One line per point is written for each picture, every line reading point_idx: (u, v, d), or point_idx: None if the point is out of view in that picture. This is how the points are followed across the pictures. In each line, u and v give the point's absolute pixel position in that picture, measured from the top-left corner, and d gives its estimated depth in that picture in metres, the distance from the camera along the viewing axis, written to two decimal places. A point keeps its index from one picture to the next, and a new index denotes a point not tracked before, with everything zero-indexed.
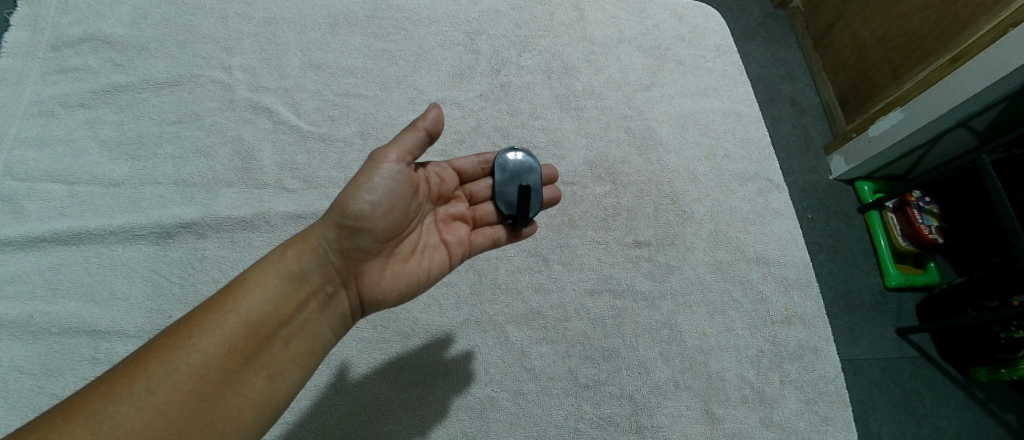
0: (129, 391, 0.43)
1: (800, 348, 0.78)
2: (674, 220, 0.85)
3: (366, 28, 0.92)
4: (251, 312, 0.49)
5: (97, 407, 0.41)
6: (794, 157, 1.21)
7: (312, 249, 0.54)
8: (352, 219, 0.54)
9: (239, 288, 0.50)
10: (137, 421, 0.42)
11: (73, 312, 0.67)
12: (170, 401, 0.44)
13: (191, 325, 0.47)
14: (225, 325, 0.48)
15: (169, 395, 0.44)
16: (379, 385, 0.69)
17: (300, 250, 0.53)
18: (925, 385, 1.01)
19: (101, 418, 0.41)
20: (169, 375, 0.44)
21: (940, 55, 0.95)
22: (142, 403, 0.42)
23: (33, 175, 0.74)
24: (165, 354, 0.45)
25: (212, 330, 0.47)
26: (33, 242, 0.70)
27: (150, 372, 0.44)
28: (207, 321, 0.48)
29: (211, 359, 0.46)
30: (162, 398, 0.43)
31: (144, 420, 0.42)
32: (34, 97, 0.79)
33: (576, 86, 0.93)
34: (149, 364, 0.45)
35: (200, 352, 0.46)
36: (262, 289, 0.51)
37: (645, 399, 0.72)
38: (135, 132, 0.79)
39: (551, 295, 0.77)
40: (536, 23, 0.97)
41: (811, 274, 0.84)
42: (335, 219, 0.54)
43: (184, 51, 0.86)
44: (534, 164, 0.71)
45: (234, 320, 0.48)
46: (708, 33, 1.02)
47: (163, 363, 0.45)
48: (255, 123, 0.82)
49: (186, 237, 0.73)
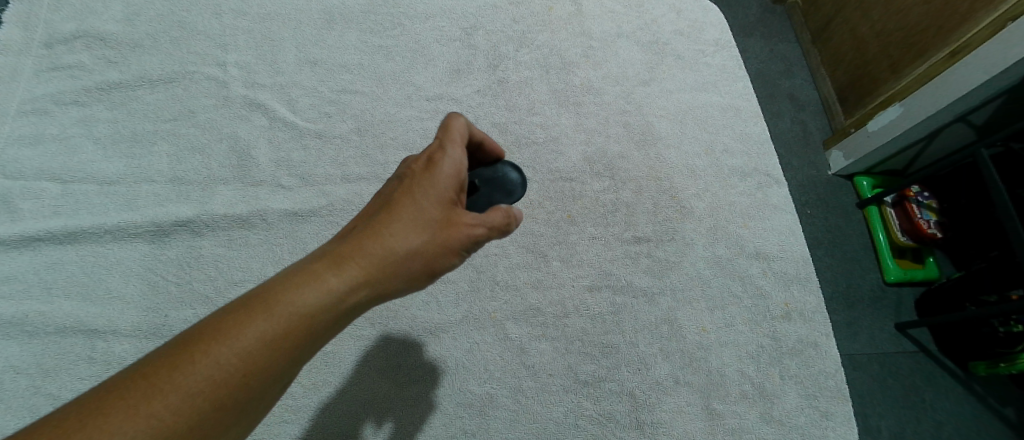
0: (150, 400, 0.35)
1: (800, 343, 0.78)
2: (673, 215, 0.84)
3: (362, 24, 0.91)
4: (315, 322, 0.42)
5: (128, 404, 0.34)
6: (793, 152, 1.21)
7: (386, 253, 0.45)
8: (440, 233, 0.47)
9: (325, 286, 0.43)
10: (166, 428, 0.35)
11: (69, 312, 0.67)
12: (198, 424, 0.36)
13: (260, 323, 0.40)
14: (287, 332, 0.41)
15: (193, 415, 0.35)
16: (379, 383, 0.69)
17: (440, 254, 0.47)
18: (924, 379, 1.01)
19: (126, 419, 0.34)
20: (198, 388, 0.36)
21: (940, 49, 0.94)
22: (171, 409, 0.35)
23: (26, 173, 0.74)
24: (192, 359, 0.37)
25: (260, 342, 0.39)
26: (28, 241, 0.70)
27: (177, 381, 0.36)
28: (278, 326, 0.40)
29: (250, 377, 0.38)
30: (187, 419, 0.35)
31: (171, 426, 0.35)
32: (27, 95, 0.78)
33: (575, 81, 0.92)
34: (178, 368, 0.36)
35: (237, 363, 0.38)
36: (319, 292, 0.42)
37: (646, 395, 0.72)
38: (129, 130, 0.79)
39: (550, 292, 0.77)
40: (534, 18, 0.96)
41: (811, 269, 0.83)
42: (419, 226, 0.46)
43: (179, 48, 0.85)
44: (519, 191, 0.58)
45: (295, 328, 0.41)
46: (707, 28, 1.01)
47: (193, 371, 0.36)
48: (251, 120, 0.82)
49: (182, 235, 0.73)
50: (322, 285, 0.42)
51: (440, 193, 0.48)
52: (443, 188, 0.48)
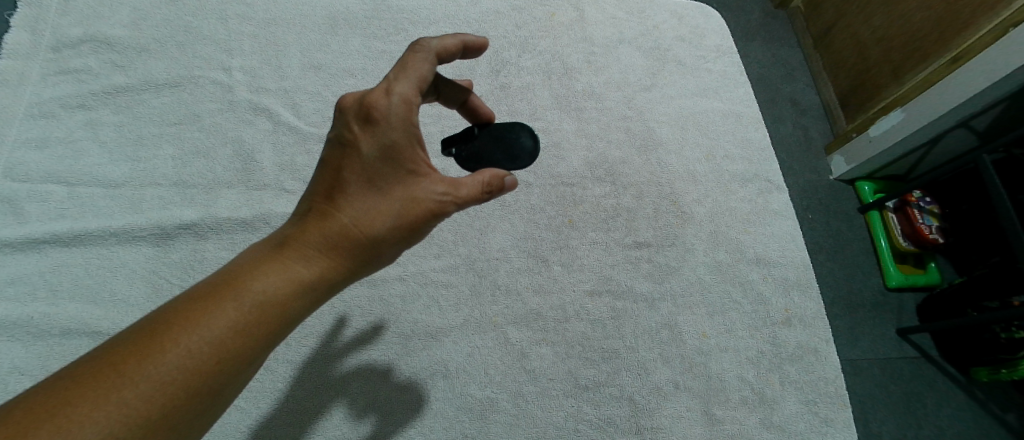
0: (117, 388, 0.35)
1: (800, 349, 0.78)
2: (674, 221, 0.85)
3: (366, 29, 0.92)
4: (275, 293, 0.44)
5: (96, 391, 0.34)
6: (795, 157, 1.21)
7: (349, 231, 0.46)
8: (404, 207, 0.47)
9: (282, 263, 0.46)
10: (138, 411, 0.35)
11: (73, 314, 0.67)
12: (175, 409, 0.37)
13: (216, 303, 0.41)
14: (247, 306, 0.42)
15: (164, 403, 0.36)
16: (381, 386, 0.69)
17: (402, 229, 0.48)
18: (924, 385, 1.01)
19: (99, 403, 0.34)
20: (171, 372, 0.37)
21: (942, 55, 0.94)
22: (143, 394, 0.35)
23: (33, 176, 0.74)
24: (155, 346, 0.37)
25: (226, 322, 0.40)
26: (34, 243, 0.70)
27: (146, 369, 0.36)
28: (235, 300, 0.42)
29: (221, 361, 0.39)
30: (162, 404, 0.36)
31: (144, 409, 0.35)
32: (34, 98, 0.79)
33: (576, 87, 0.93)
34: (147, 356, 0.37)
35: (206, 347, 0.39)
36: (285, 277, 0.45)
37: (646, 401, 0.72)
38: (135, 133, 0.79)
39: (551, 297, 0.77)
40: (536, 24, 0.97)
41: (811, 275, 0.84)
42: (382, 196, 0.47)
43: (184, 52, 0.86)
44: (529, 150, 0.63)
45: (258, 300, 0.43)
46: (709, 34, 1.02)
47: (161, 360, 0.37)
48: (255, 124, 0.82)
49: (186, 238, 0.74)
50: (287, 271, 0.45)
51: (401, 159, 0.47)
52: (404, 154, 0.47)
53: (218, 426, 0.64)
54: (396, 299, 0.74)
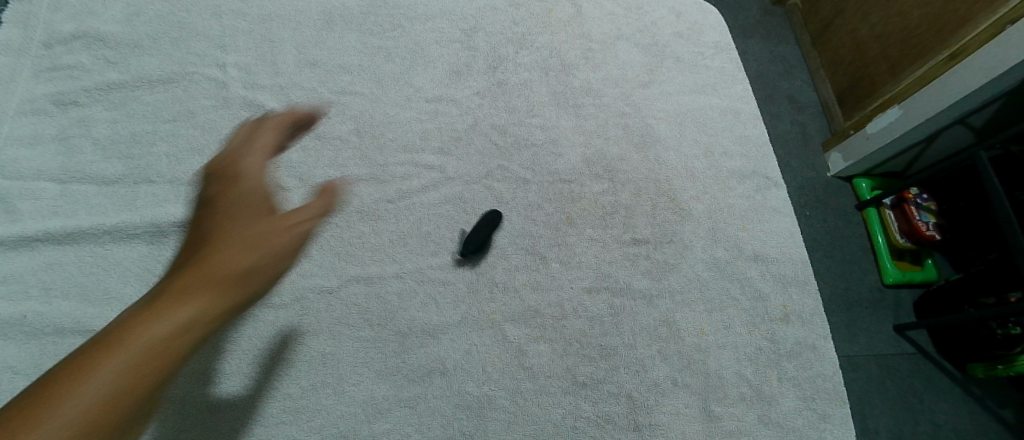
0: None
1: (798, 346, 0.78)
2: (672, 217, 0.84)
3: (362, 25, 0.91)
4: (162, 335, 0.42)
5: None
6: (792, 154, 1.21)
7: (245, 272, 0.50)
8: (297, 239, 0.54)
9: (169, 307, 0.45)
10: None
11: (67, 312, 0.67)
12: None
13: (101, 349, 0.40)
14: (135, 353, 0.41)
15: None
16: (378, 384, 0.69)
17: (287, 262, 0.53)
18: (922, 381, 1.01)
19: None
20: (70, 422, 0.36)
21: (939, 52, 0.94)
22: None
23: (26, 174, 0.74)
24: (46, 399, 0.36)
25: (121, 364, 0.40)
26: (26, 241, 0.69)
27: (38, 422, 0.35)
28: (120, 344, 0.41)
29: (116, 403, 0.38)
30: None
31: None
32: (26, 95, 0.78)
33: (574, 83, 0.93)
34: (44, 408, 0.36)
35: (102, 392, 0.38)
36: (175, 319, 0.44)
37: (644, 398, 0.72)
38: (128, 130, 0.79)
39: (549, 294, 0.77)
40: (534, 20, 0.96)
41: (809, 272, 0.84)
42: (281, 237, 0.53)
43: (179, 48, 0.85)
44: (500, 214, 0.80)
45: (150, 341, 0.42)
46: (707, 30, 1.01)
47: (58, 408, 0.36)
48: (250, 121, 0.82)
49: (181, 236, 0.73)
50: (173, 316, 0.44)
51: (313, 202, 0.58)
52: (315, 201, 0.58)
53: (214, 425, 0.64)
54: (393, 296, 0.74)
